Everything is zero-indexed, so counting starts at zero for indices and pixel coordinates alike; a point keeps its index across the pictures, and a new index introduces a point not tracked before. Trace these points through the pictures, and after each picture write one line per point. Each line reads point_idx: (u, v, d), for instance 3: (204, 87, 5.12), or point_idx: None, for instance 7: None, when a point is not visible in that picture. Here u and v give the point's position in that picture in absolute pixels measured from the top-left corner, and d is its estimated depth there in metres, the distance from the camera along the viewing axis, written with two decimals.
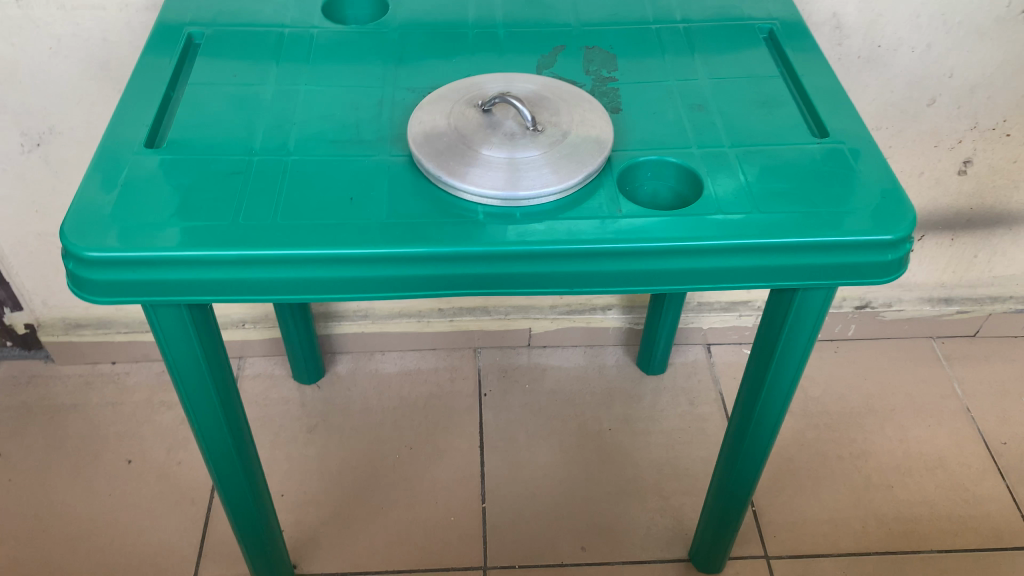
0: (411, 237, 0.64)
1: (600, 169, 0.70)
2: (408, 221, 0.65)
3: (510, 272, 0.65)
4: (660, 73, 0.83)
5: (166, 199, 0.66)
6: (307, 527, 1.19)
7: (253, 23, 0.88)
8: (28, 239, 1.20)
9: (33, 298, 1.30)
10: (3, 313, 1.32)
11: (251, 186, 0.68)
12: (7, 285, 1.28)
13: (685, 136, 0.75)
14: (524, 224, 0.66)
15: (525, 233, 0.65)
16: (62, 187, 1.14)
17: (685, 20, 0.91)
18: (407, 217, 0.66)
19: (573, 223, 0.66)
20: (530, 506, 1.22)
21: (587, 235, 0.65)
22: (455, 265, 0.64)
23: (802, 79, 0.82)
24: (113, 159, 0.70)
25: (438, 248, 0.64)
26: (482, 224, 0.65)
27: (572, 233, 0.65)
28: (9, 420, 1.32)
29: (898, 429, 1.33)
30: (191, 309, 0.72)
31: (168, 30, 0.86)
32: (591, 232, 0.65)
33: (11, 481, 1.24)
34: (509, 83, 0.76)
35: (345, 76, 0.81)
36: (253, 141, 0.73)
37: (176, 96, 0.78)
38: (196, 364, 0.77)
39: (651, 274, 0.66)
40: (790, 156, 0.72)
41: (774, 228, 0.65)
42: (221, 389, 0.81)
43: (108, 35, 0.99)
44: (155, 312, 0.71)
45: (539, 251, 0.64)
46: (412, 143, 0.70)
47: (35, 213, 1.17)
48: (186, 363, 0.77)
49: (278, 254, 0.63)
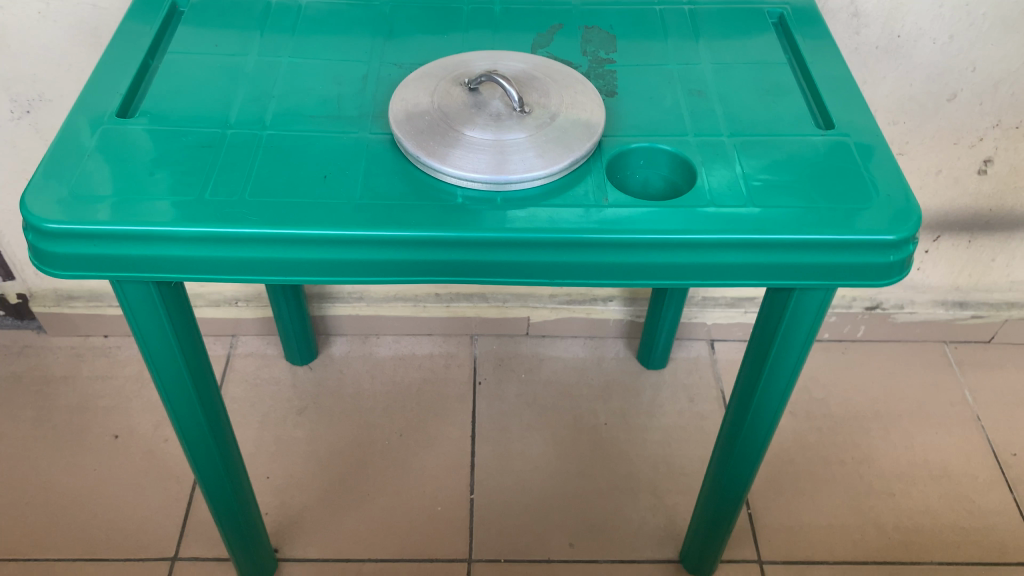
0: (386, 220, 0.61)
1: (589, 155, 0.66)
2: (384, 203, 0.62)
3: (488, 260, 0.62)
4: (661, 56, 0.79)
5: (133, 172, 0.64)
6: (292, 510, 1.17)
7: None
8: (19, 208, 1.18)
9: (25, 268, 1.29)
10: None
11: (223, 161, 0.65)
12: None
13: (682, 123, 0.71)
14: (505, 210, 0.62)
15: (507, 219, 0.62)
16: None
17: (692, 2, 0.86)
18: (383, 198, 0.63)
19: (557, 210, 0.62)
20: (519, 499, 1.19)
21: (571, 223, 0.61)
22: (431, 250, 0.61)
23: (810, 67, 0.78)
24: (82, 129, 0.68)
25: (414, 231, 0.60)
26: (461, 208, 0.62)
27: (555, 221, 0.61)
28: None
29: (903, 436, 1.29)
30: (161, 290, 0.70)
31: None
32: (574, 221, 0.61)
33: None
34: (499, 61, 0.72)
35: (331, 50, 0.78)
36: (229, 114, 0.70)
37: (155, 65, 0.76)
38: (168, 346, 0.75)
39: (638, 267, 0.62)
40: (792, 148, 0.68)
41: (770, 223, 0.61)
42: (196, 371, 0.79)
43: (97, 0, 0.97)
44: (124, 291, 0.69)
45: (519, 239, 0.61)
46: (393, 121, 0.67)
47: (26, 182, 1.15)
48: (158, 344, 0.74)
49: (244, 233, 0.60)
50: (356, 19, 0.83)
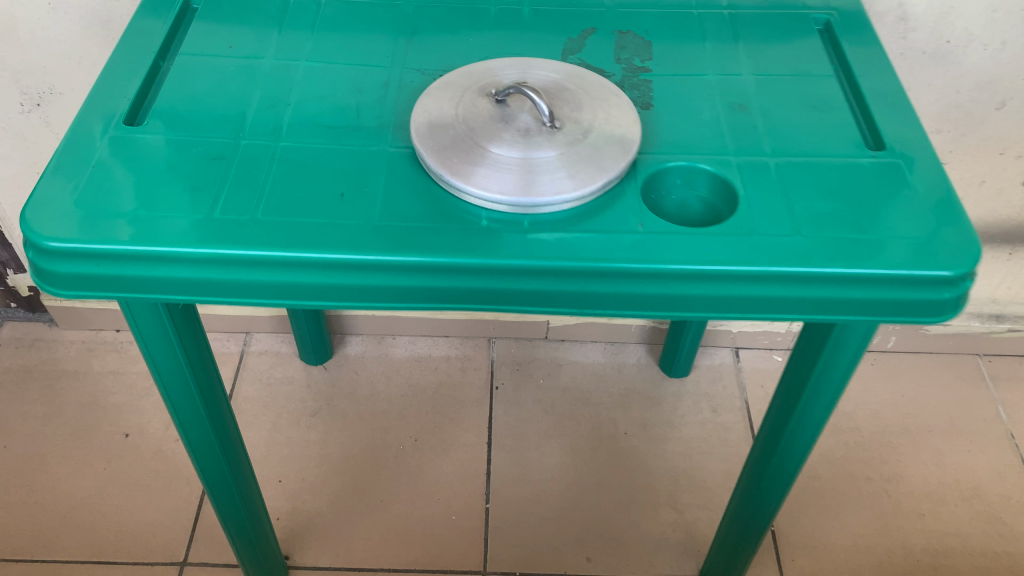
0: (405, 244, 0.57)
1: (623, 175, 0.62)
2: (403, 225, 0.59)
3: (513, 288, 0.58)
4: (699, 65, 0.74)
5: (140, 185, 0.60)
6: (303, 516, 1.14)
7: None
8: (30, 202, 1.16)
9: None
10: (7, 274, 1.29)
11: (235, 175, 0.62)
12: (9, 246, 1.24)
13: (722, 141, 0.66)
14: (532, 235, 0.58)
15: (532, 245, 0.58)
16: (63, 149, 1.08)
17: (732, 6, 0.82)
18: (402, 220, 0.59)
19: (587, 236, 0.58)
20: (535, 510, 1.16)
21: (601, 251, 0.57)
22: (453, 277, 0.57)
23: (858, 79, 0.73)
24: (88, 136, 0.64)
25: (434, 257, 0.57)
26: (485, 232, 0.58)
27: (584, 248, 0.58)
28: (8, 384, 1.29)
29: (933, 453, 1.24)
30: (174, 317, 0.66)
31: None
32: (605, 249, 0.58)
33: (6, 448, 1.21)
34: (527, 70, 0.68)
35: (350, 53, 0.74)
36: (242, 122, 0.66)
37: (165, 66, 0.72)
38: (180, 372, 0.71)
39: (672, 298, 0.58)
40: (840, 170, 0.64)
41: (815, 255, 0.57)
42: (208, 393, 0.76)
43: None
44: (135, 318, 0.65)
45: (546, 266, 0.57)
46: (415, 135, 0.63)
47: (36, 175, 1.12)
48: (171, 371, 0.71)
49: (255, 255, 0.56)
50: (378, 20, 0.79)
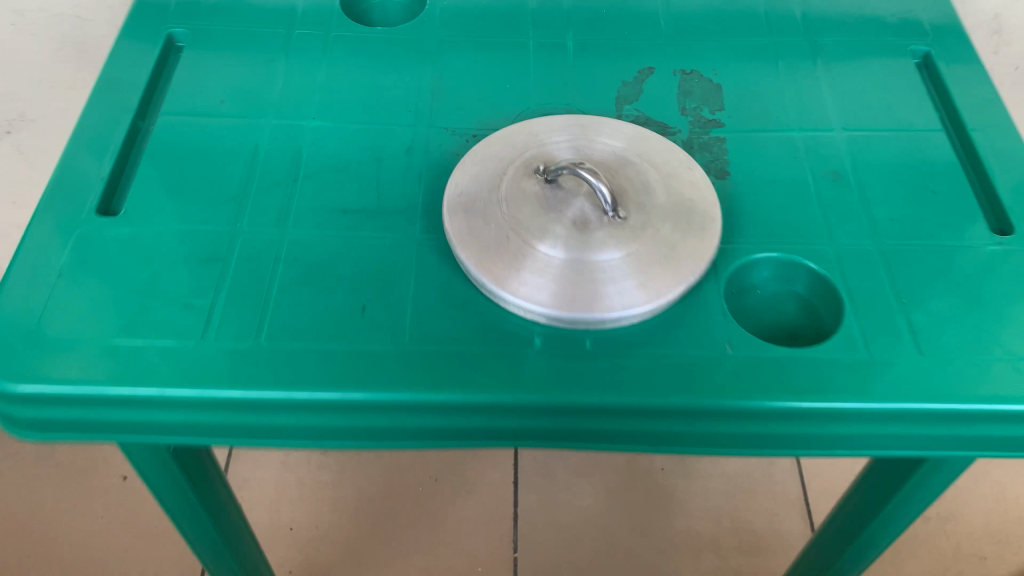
0: (446, 381, 0.46)
1: (702, 275, 0.51)
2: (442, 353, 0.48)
3: (578, 428, 0.48)
4: (780, 116, 0.63)
5: (120, 300, 0.49)
6: (318, 569, 1.06)
7: (255, 21, 0.69)
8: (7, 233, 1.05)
9: None
10: None
11: (235, 283, 0.51)
12: None
13: (817, 223, 0.55)
14: (599, 362, 0.48)
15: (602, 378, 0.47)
16: (37, 178, 0.96)
17: (810, 33, 0.70)
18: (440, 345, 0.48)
19: (667, 363, 0.48)
20: (568, 559, 1.07)
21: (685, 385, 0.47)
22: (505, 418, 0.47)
23: (971, 134, 0.61)
24: (56, 231, 0.53)
25: (481, 399, 0.46)
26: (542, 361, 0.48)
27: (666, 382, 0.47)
28: None
29: (995, 486, 1.15)
30: (176, 452, 0.59)
31: (144, 27, 0.68)
32: (690, 381, 0.47)
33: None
34: (582, 136, 0.57)
35: (367, 105, 0.62)
36: (241, 206, 0.55)
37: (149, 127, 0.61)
38: (184, 493, 0.65)
39: (768, 437, 0.48)
40: (965, 263, 0.53)
41: (944, 387, 0.46)
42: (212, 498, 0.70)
43: (81, 11, 0.81)
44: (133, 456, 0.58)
45: (620, 405, 0.47)
46: (449, 228, 0.52)
47: (11, 205, 0.99)
48: (173, 493, 0.64)
49: (261, 397, 0.46)
50: (397, 57, 0.66)
